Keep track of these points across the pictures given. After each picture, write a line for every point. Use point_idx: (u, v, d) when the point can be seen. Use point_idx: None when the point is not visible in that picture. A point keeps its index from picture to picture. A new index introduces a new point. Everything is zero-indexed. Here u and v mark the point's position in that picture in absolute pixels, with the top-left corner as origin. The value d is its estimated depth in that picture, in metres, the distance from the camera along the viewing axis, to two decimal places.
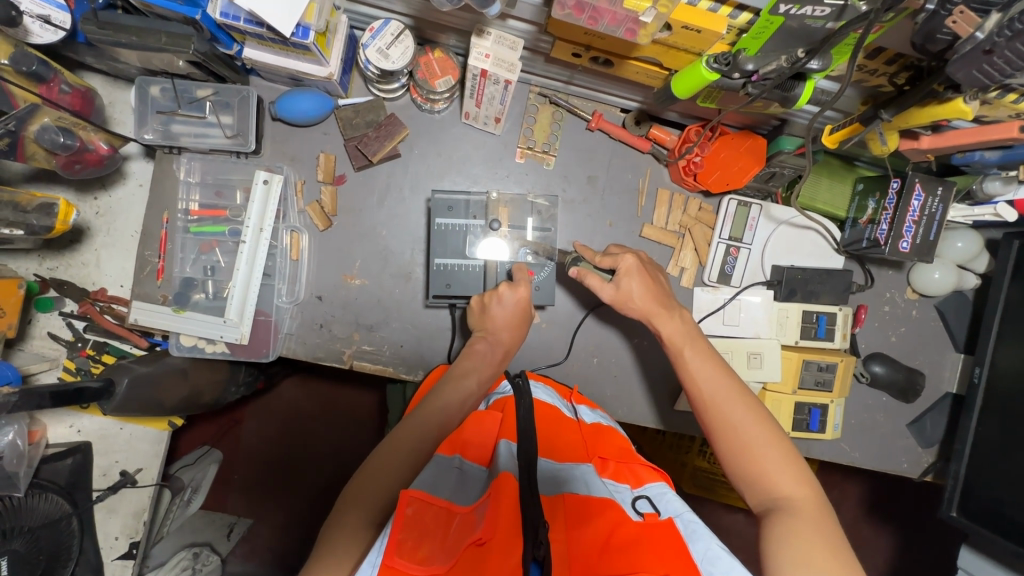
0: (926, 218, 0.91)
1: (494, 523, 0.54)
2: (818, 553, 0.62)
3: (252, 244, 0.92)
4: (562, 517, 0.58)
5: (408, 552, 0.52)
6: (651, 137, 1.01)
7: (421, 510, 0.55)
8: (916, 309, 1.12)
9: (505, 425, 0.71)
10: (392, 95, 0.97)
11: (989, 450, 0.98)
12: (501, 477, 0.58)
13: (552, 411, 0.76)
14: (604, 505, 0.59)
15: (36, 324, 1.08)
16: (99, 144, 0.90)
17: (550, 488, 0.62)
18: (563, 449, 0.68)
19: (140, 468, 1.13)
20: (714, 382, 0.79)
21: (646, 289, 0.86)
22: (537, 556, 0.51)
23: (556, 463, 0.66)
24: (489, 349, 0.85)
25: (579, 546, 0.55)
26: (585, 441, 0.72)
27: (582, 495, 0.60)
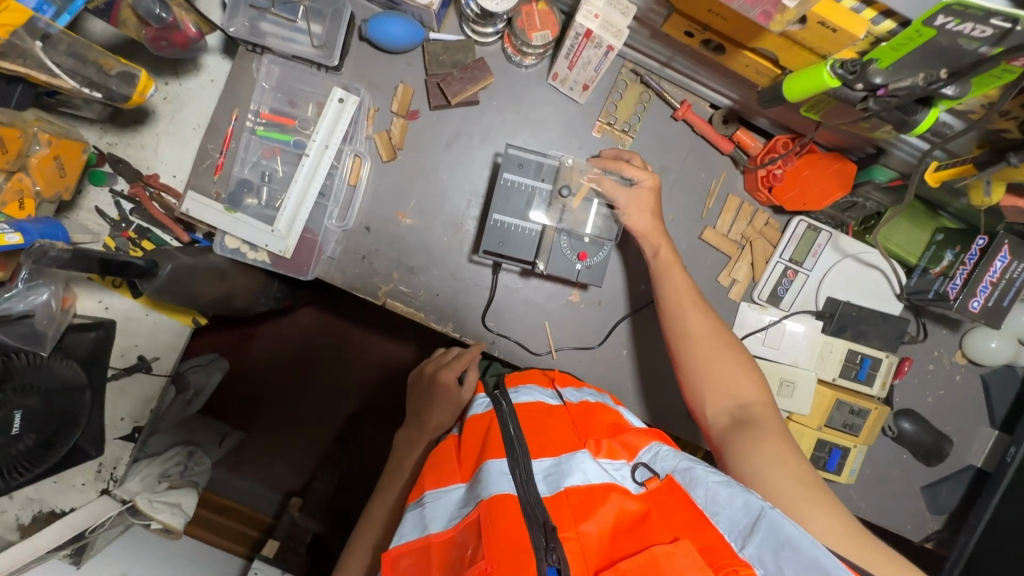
0: (1006, 282, 0.87)
1: (488, 547, 0.53)
2: (784, 455, 0.71)
3: (314, 159, 0.92)
4: (568, 508, 0.56)
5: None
6: (735, 139, 0.98)
7: (408, 556, 0.59)
8: (961, 374, 1.08)
9: (489, 441, 0.65)
10: (485, 40, 0.94)
11: (1003, 531, 0.95)
12: (489, 495, 0.56)
13: (537, 407, 0.71)
14: (607, 488, 0.57)
15: (86, 196, 1.09)
16: (189, 25, 0.87)
17: (550, 485, 0.59)
18: (556, 440, 0.64)
19: (156, 357, 1.18)
20: (701, 331, 0.84)
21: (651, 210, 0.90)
22: (551, 561, 0.52)
23: (551, 457, 0.62)
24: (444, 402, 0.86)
25: (592, 540, 0.54)
26: (575, 424, 0.69)
27: (581, 485, 0.58)
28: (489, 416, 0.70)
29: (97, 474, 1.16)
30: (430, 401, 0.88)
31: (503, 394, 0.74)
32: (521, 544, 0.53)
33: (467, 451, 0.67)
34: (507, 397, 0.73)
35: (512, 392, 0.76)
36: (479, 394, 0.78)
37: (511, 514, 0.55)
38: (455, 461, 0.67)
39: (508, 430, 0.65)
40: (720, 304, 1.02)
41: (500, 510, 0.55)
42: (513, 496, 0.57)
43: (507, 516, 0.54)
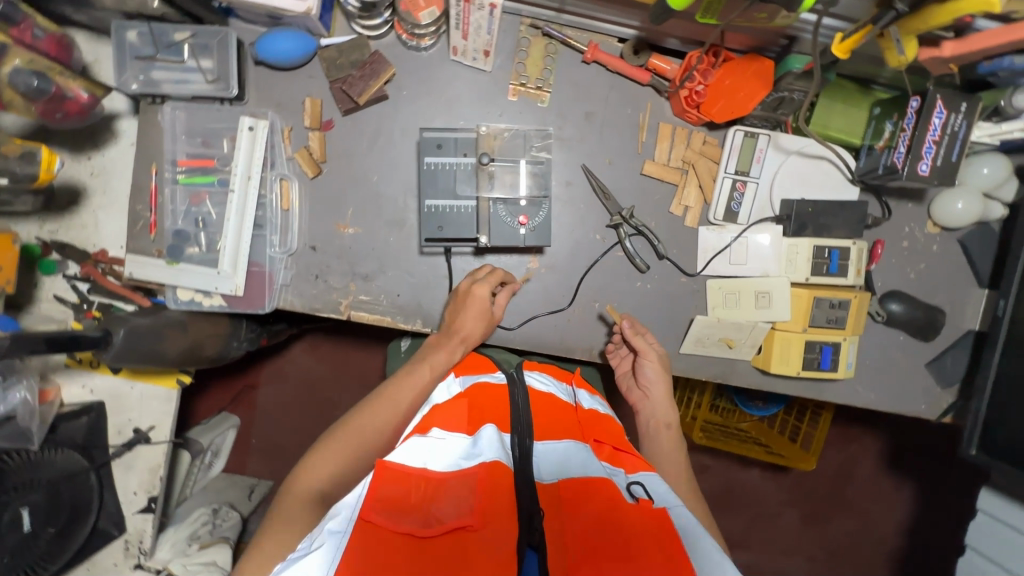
0: (949, 137, 0.85)
1: (482, 503, 0.58)
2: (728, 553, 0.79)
3: (241, 192, 0.91)
4: (559, 500, 0.60)
5: (386, 518, 0.58)
6: (650, 67, 0.96)
7: (397, 476, 0.62)
8: (938, 243, 1.06)
9: (498, 414, 0.71)
10: (377, 32, 0.93)
11: (1012, 385, 0.93)
12: (491, 459, 0.61)
13: (549, 398, 0.78)
14: (599, 485, 0.61)
15: (42, 287, 1.10)
16: (79, 92, 0.87)
17: (550, 475, 0.64)
18: (562, 429, 0.71)
19: (152, 426, 1.14)
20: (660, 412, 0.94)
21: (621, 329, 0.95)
22: (532, 542, 0.56)
23: (552, 441, 0.68)
24: (477, 324, 0.90)
25: (576, 528, 0.57)
26: (581, 424, 0.76)
27: (576, 476, 0.63)
28: (502, 390, 0.76)
29: (125, 551, 1.15)
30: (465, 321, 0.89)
31: (519, 374, 0.80)
32: (511, 515, 0.57)
33: (478, 410, 0.71)
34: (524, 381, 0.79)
35: (525, 374, 0.83)
36: (496, 372, 0.84)
37: (508, 483, 0.60)
38: (464, 415, 0.71)
39: (515, 403, 0.73)
40: (677, 234, 1.02)
41: (497, 475, 0.60)
42: (510, 469, 0.62)
43: (504, 483, 0.60)
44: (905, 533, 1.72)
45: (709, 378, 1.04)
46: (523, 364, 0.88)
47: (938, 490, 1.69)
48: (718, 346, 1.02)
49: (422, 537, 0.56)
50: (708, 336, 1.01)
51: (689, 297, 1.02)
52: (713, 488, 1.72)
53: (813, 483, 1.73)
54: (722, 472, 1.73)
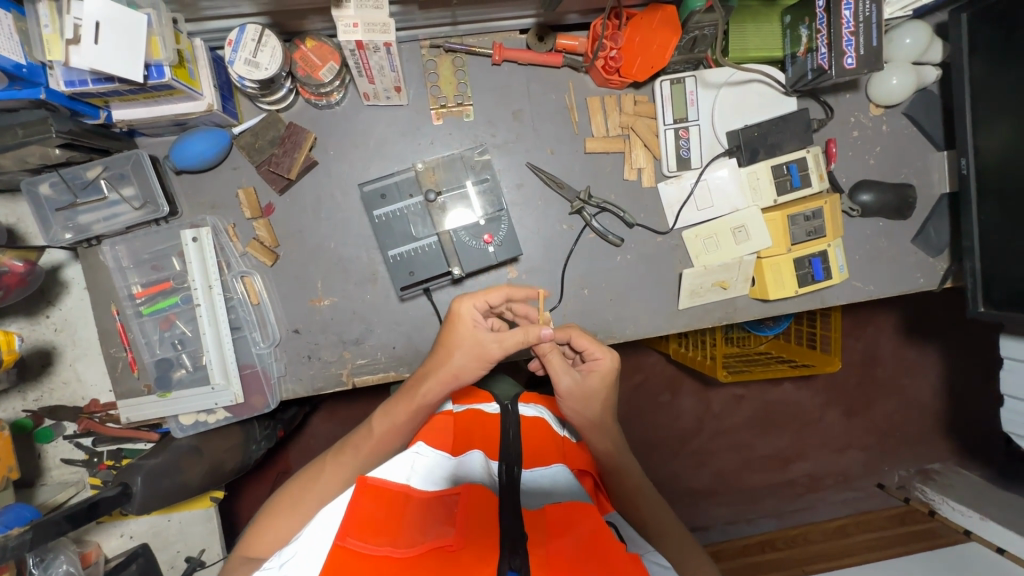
0: (864, 24, 0.84)
1: (463, 522, 0.58)
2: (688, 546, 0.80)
3: (207, 303, 0.89)
4: (544, 529, 0.60)
5: (365, 543, 0.57)
6: (561, 48, 0.94)
7: (381, 499, 0.63)
8: (886, 123, 1.07)
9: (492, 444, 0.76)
10: (284, 104, 0.91)
11: (998, 236, 0.94)
12: (473, 481, 0.65)
13: (540, 425, 0.83)
14: (586, 514, 0.62)
15: (47, 456, 1.08)
16: (13, 262, 0.85)
17: (535, 503, 0.66)
18: (548, 455, 0.76)
19: (202, 549, 1.15)
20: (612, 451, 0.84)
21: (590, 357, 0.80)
22: (514, 565, 0.52)
23: (540, 468, 0.72)
24: (463, 357, 0.76)
25: (559, 550, 0.56)
26: (564, 451, 0.81)
27: (563, 503, 0.65)
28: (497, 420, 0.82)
29: None
30: (448, 351, 0.77)
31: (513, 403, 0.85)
32: (493, 545, 0.55)
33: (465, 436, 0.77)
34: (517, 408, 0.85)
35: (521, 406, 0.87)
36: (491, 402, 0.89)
37: (490, 504, 0.62)
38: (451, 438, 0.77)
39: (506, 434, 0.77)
40: (639, 198, 1.01)
41: (479, 495, 0.62)
42: (495, 494, 0.64)
43: (483, 507, 0.61)
44: (943, 395, 1.75)
45: (713, 324, 1.04)
46: (522, 396, 0.92)
47: (961, 345, 1.72)
48: (714, 291, 1.02)
49: (398, 556, 0.55)
50: (701, 285, 1.01)
51: (670, 254, 1.02)
52: (753, 415, 1.74)
53: (844, 378, 1.76)
54: (756, 396, 1.74)
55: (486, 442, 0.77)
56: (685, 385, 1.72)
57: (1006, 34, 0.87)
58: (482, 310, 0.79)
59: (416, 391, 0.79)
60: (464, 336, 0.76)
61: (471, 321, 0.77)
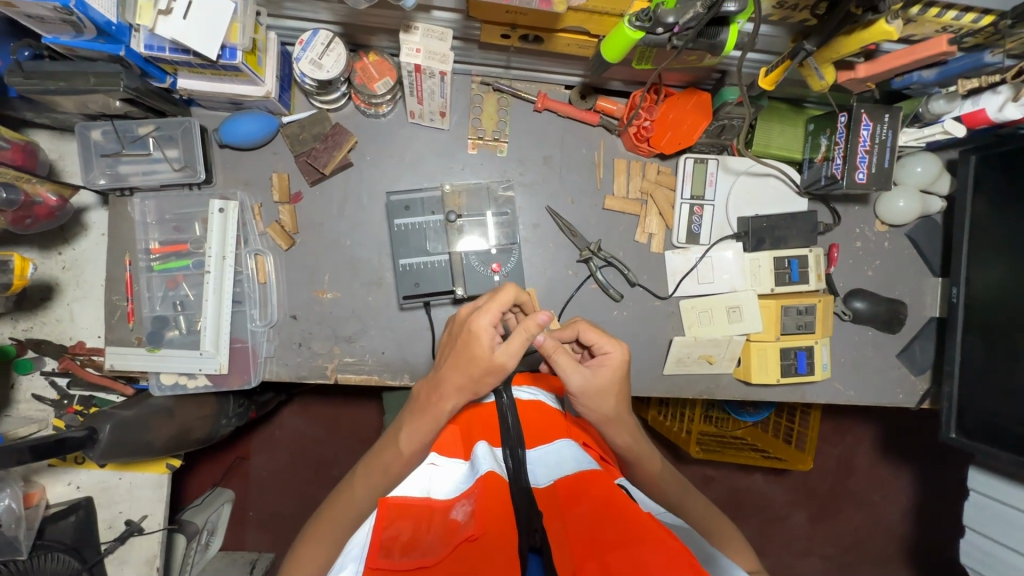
0: (879, 145, 0.90)
1: (479, 515, 0.57)
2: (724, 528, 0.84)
3: (217, 272, 0.92)
4: (557, 500, 0.60)
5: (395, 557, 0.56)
6: (599, 109, 1.01)
7: (404, 514, 0.62)
8: (888, 240, 1.12)
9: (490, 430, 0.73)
10: (335, 105, 0.97)
11: (977, 368, 0.98)
12: (488, 472, 0.62)
13: (538, 406, 0.78)
14: (594, 482, 0.62)
15: (20, 387, 1.09)
16: (46, 195, 0.88)
17: (543, 477, 0.65)
18: (550, 430, 0.73)
19: (145, 515, 1.13)
20: (634, 443, 0.82)
21: (604, 361, 0.76)
22: (534, 544, 0.54)
23: (544, 447, 0.69)
24: (481, 372, 0.70)
25: (576, 525, 0.57)
26: (569, 427, 0.77)
27: (571, 475, 0.64)
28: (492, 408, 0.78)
29: None
30: (464, 366, 0.71)
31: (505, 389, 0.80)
32: (510, 521, 0.56)
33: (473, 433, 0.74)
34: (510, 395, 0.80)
35: (515, 390, 0.83)
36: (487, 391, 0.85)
37: (503, 490, 0.60)
38: (460, 444, 0.75)
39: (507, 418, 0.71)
40: (646, 261, 1.06)
41: (494, 486, 0.60)
42: (506, 478, 0.62)
43: (498, 492, 0.59)
44: (911, 518, 1.74)
45: (693, 395, 1.06)
46: (515, 380, 0.87)
47: (935, 471, 1.73)
48: (700, 364, 1.05)
49: (428, 564, 0.54)
50: (688, 355, 1.04)
51: (665, 319, 1.06)
52: (720, 498, 1.73)
53: (814, 480, 1.75)
54: (725, 480, 1.74)
55: (486, 430, 0.73)
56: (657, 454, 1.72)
57: (1007, 183, 0.93)
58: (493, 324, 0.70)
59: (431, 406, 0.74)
60: (478, 354, 0.70)
61: (483, 333, 0.69)
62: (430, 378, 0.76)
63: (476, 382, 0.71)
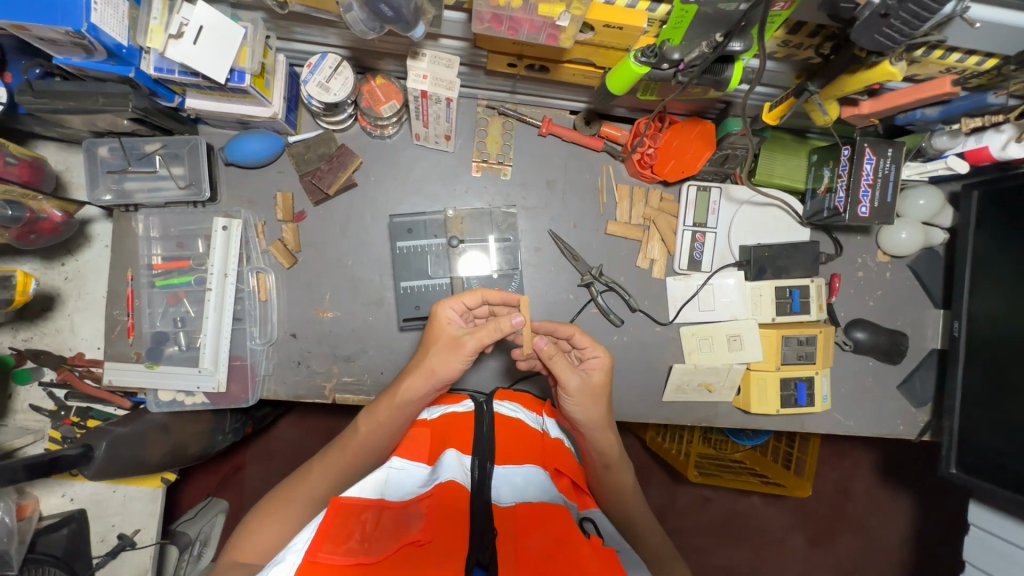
0: (881, 180, 0.91)
1: (431, 523, 0.56)
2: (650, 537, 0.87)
3: (218, 290, 0.92)
4: (514, 523, 0.58)
5: (338, 551, 0.55)
6: (603, 135, 1.02)
7: (354, 510, 0.60)
8: (890, 270, 1.12)
9: (461, 436, 0.71)
10: (342, 126, 0.97)
11: (978, 403, 0.97)
12: (446, 479, 0.61)
13: (516, 423, 0.76)
14: (556, 513, 0.60)
15: (17, 397, 1.09)
16: (52, 211, 0.89)
17: (506, 497, 0.63)
18: (525, 451, 0.71)
19: (137, 529, 1.13)
20: (599, 428, 0.80)
21: (586, 392, 0.78)
22: (482, 560, 0.53)
23: (514, 465, 0.67)
24: (443, 353, 0.77)
25: (527, 551, 0.55)
26: (545, 449, 0.75)
27: (534, 502, 0.62)
28: (469, 418, 0.75)
29: None
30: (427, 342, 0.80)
31: (487, 401, 0.79)
32: (462, 535, 0.55)
33: (441, 439, 0.73)
34: (491, 404, 0.78)
35: (496, 403, 0.80)
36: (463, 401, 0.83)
37: (461, 505, 0.59)
38: (427, 448, 0.73)
39: (481, 427, 0.71)
40: (646, 287, 1.06)
41: (453, 495, 0.59)
42: (467, 489, 0.61)
43: (456, 505, 0.59)
44: (908, 545, 1.72)
45: (691, 423, 1.06)
46: (495, 394, 0.85)
47: (934, 499, 1.71)
48: (699, 392, 1.04)
49: (371, 560, 0.53)
50: (688, 382, 1.04)
51: (664, 345, 1.06)
52: (716, 522, 1.71)
53: (811, 505, 1.74)
54: (721, 502, 1.72)
55: (456, 440, 0.70)
56: (654, 475, 1.71)
57: (1008, 219, 0.93)
58: (462, 313, 0.82)
59: (396, 390, 0.80)
60: (443, 334, 0.78)
61: (450, 309, 0.80)
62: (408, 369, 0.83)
63: (448, 362, 0.76)
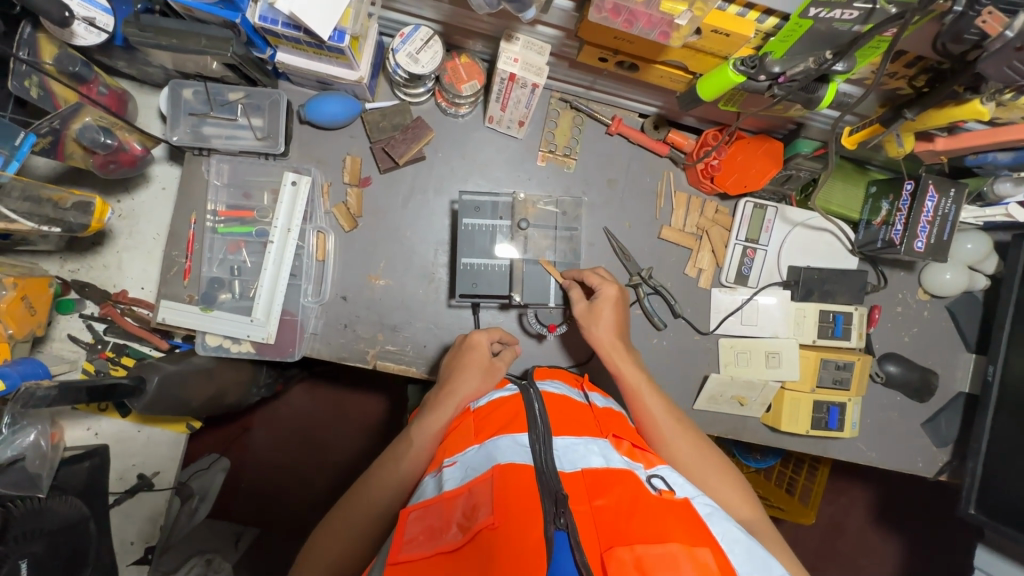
0: (940, 219, 0.93)
1: (500, 503, 0.57)
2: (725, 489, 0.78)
3: (280, 244, 0.94)
4: (583, 488, 0.59)
5: (416, 545, 0.57)
6: (669, 141, 1.03)
7: (422, 512, 0.61)
8: (928, 309, 1.14)
9: (511, 418, 0.69)
10: (418, 99, 0.99)
11: (1004, 448, 0.99)
12: (505, 462, 0.61)
13: (563, 399, 0.76)
14: (623, 476, 0.61)
15: (56, 326, 1.09)
16: (134, 144, 0.90)
17: (569, 463, 0.63)
18: (579, 425, 0.70)
19: (156, 471, 1.14)
20: (630, 371, 0.86)
21: (614, 322, 0.89)
22: (561, 524, 0.54)
23: (572, 437, 0.66)
24: (481, 375, 0.82)
25: (604, 511, 0.57)
26: (598, 421, 0.74)
27: (599, 468, 0.62)
28: (515, 400, 0.73)
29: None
30: (467, 363, 0.84)
31: (531, 384, 0.78)
32: (534, 506, 0.56)
33: (487, 423, 0.71)
34: (535, 386, 0.77)
35: (539, 383, 0.80)
36: (507, 385, 0.82)
37: (528, 481, 0.59)
38: (474, 432, 0.71)
39: (532, 405, 0.70)
40: (692, 295, 1.08)
41: (515, 474, 0.59)
42: (531, 465, 0.61)
43: (521, 481, 0.58)
44: None
45: (718, 433, 1.07)
46: (535, 374, 0.86)
47: (927, 544, 1.73)
48: (731, 404, 1.06)
49: (452, 548, 0.55)
50: (721, 394, 1.05)
51: (702, 354, 1.07)
52: None
53: (806, 535, 1.75)
54: None
55: (505, 424, 0.68)
56: None
57: None
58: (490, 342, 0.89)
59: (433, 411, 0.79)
60: (481, 357, 0.85)
61: (485, 334, 0.88)
62: (433, 391, 0.83)
63: (488, 379, 0.83)
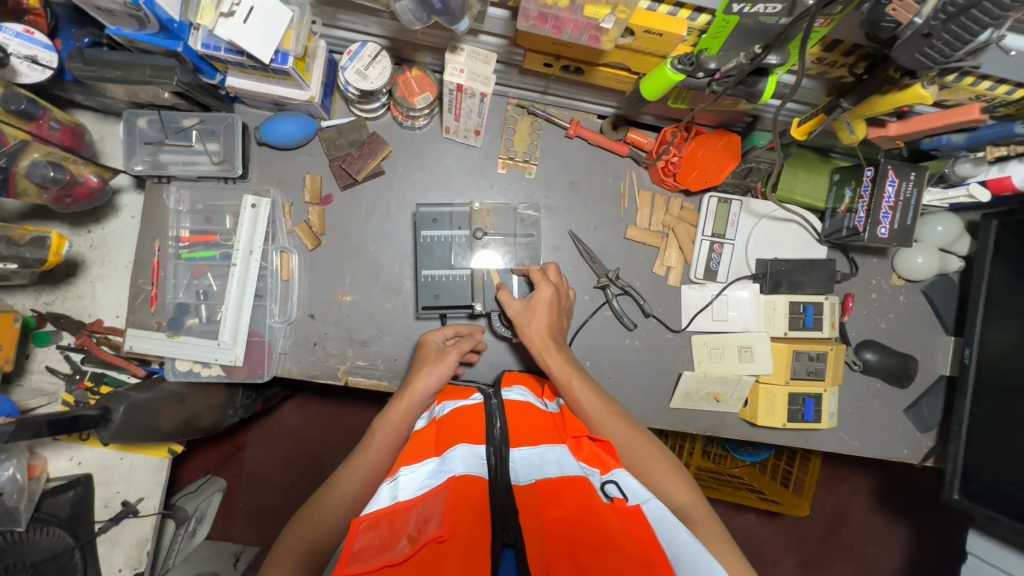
0: (903, 203, 0.92)
1: (450, 515, 0.55)
2: (665, 474, 0.77)
3: (242, 266, 0.93)
4: (536, 500, 0.59)
5: (364, 557, 0.54)
6: (629, 141, 1.03)
7: (374, 522, 0.59)
8: (903, 294, 1.13)
9: (472, 427, 0.69)
10: (374, 114, 1.00)
11: (985, 430, 0.98)
12: (460, 473, 0.60)
13: (527, 407, 0.75)
14: (577, 484, 0.60)
15: (34, 359, 1.09)
16: (89, 177, 0.93)
17: (524, 475, 0.63)
18: (537, 432, 0.69)
19: (141, 497, 1.11)
20: (563, 369, 0.85)
21: (546, 322, 0.88)
22: (508, 540, 0.55)
23: (530, 447, 0.66)
24: (435, 379, 0.83)
25: (554, 522, 0.56)
26: (558, 427, 0.74)
27: (553, 478, 0.61)
28: (478, 410, 0.73)
29: None
30: (425, 366, 0.85)
31: (495, 392, 0.78)
32: (482, 521, 0.56)
33: (447, 431, 0.70)
34: (499, 395, 0.77)
35: (504, 390, 0.80)
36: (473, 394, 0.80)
37: (479, 495, 0.58)
38: (434, 442, 0.70)
39: (493, 422, 0.70)
40: (661, 293, 1.07)
41: (467, 486, 0.59)
42: (483, 478, 0.61)
43: (474, 495, 0.58)
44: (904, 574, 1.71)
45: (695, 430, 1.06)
46: (502, 381, 0.85)
47: (931, 529, 1.71)
48: (707, 401, 1.05)
49: (396, 561, 0.53)
50: (695, 391, 1.04)
51: (675, 352, 1.07)
52: None
53: (808, 527, 1.73)
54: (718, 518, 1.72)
55: (463, 433, 0.68)
56: None
57: None
58: (442, 339, 0.92)
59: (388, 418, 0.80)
60: (432, 359, 0.87)
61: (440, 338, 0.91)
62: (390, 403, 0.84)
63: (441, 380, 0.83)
